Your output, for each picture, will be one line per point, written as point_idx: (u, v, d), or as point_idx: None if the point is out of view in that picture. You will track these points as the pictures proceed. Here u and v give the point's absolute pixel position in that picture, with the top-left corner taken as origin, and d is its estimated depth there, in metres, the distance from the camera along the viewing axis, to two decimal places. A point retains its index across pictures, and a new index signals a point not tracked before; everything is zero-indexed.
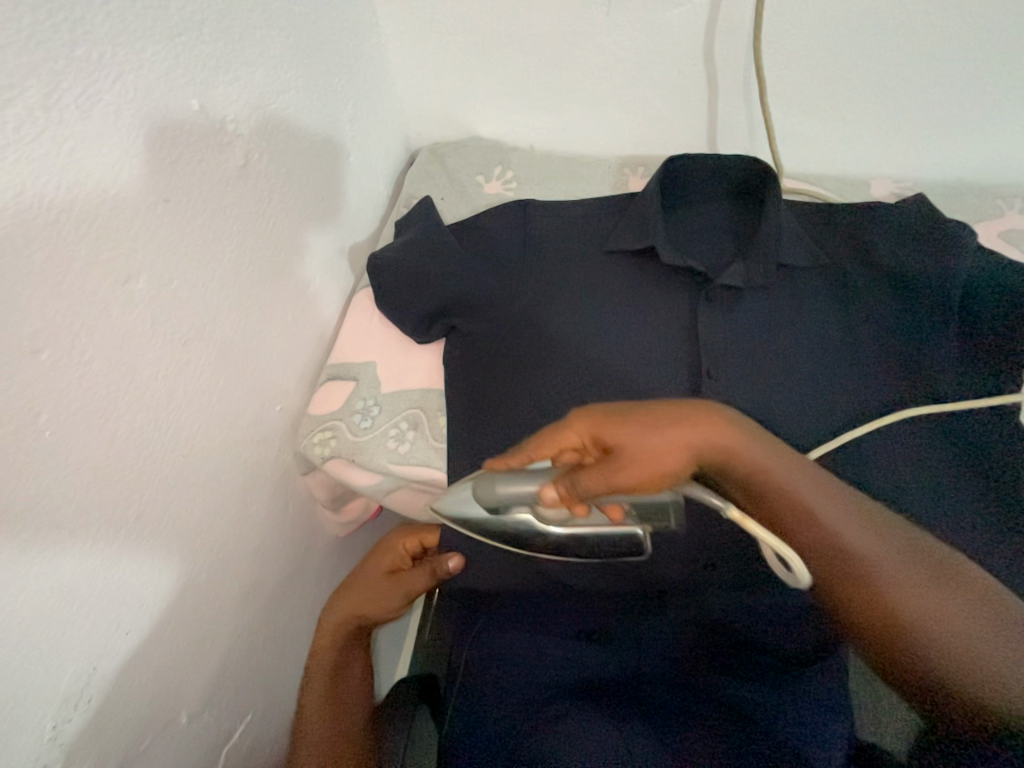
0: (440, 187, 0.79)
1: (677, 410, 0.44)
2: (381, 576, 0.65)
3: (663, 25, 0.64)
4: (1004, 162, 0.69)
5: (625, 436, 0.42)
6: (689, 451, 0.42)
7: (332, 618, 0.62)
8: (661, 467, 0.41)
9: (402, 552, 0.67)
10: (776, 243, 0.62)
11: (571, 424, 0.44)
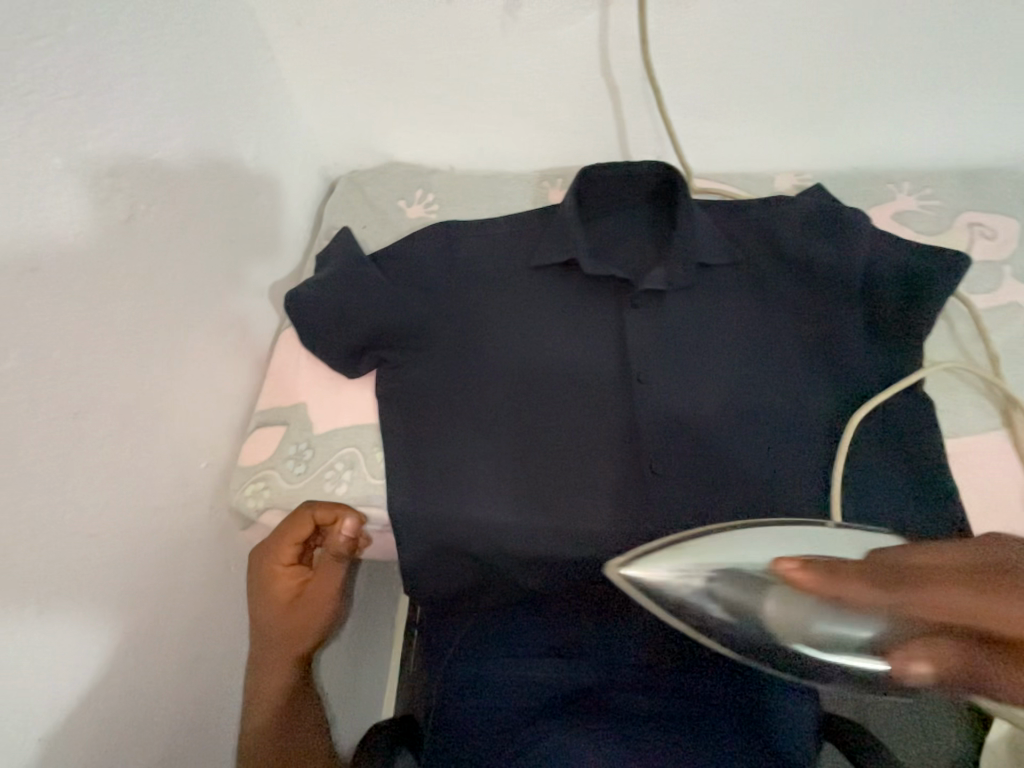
0: (361, 216, 0.78)
1: None
2: (280, 595, 0.57)
3: (558, 42, 0.65)
4: (891, 150, 0.73)
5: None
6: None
7: (264, 663, 0.57)
8: None
9: (286, 560, 0.57)
10: (691, 244, 0.64)
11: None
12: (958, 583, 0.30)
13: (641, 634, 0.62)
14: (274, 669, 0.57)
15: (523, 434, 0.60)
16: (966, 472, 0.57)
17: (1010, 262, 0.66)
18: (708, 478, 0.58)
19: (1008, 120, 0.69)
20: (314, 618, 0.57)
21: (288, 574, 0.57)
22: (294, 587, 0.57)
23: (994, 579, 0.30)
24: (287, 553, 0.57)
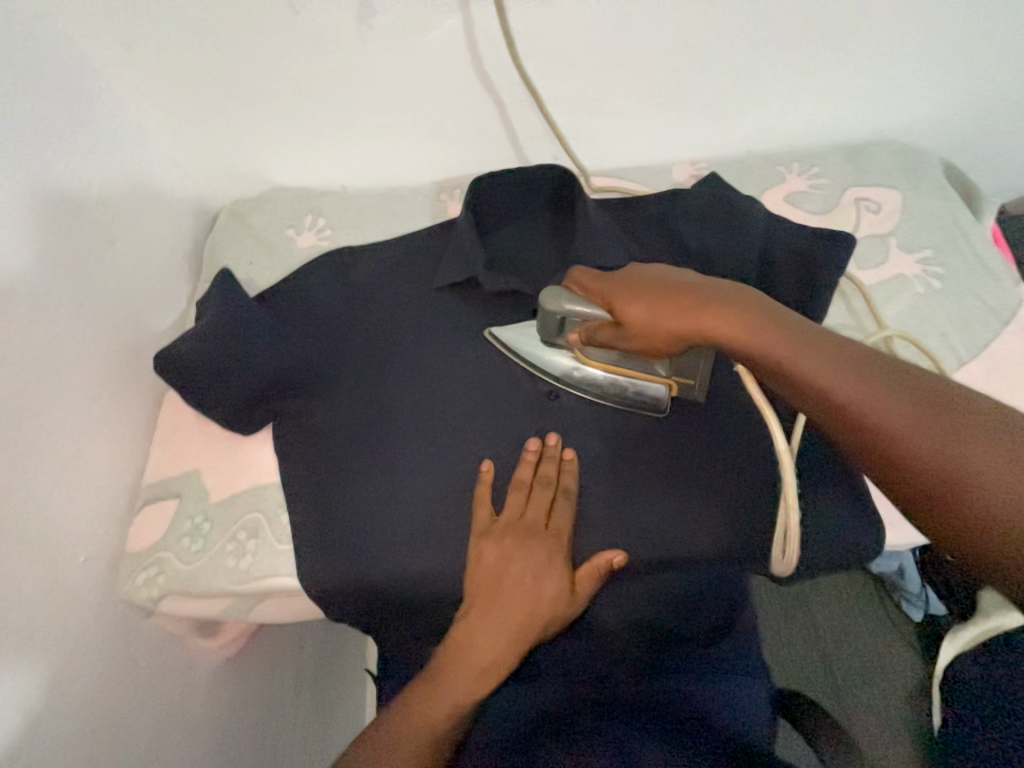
0: (246, 250, 0.72)
1: (679, 288, 0.47)
2: (544, 584, 0.53)
3: (427, 49, 0.60)
4: (778, 132, 0.74)
5: (633, 310, 0.47)
6: (669, 321, 0.46)
7: (489, 632, 0.51)
8: (632, 300, 0.48)
9: (565, 547, 0.54)
10: (592, 249, 0.62)
11: (624, 281, 0.49)
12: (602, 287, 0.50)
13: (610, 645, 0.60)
14: (488, 651, 0.51)
15: (438, 465, 0.57)
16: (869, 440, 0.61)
17: (895, 234, 0.68)
18: (627, 488, 0.57)
19: (881, 94, 0.70)
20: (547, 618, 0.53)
21: (566, 568, 0.53)
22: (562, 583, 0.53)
23: (614, 280, 0.50)
24: (551, 526, 0.54)
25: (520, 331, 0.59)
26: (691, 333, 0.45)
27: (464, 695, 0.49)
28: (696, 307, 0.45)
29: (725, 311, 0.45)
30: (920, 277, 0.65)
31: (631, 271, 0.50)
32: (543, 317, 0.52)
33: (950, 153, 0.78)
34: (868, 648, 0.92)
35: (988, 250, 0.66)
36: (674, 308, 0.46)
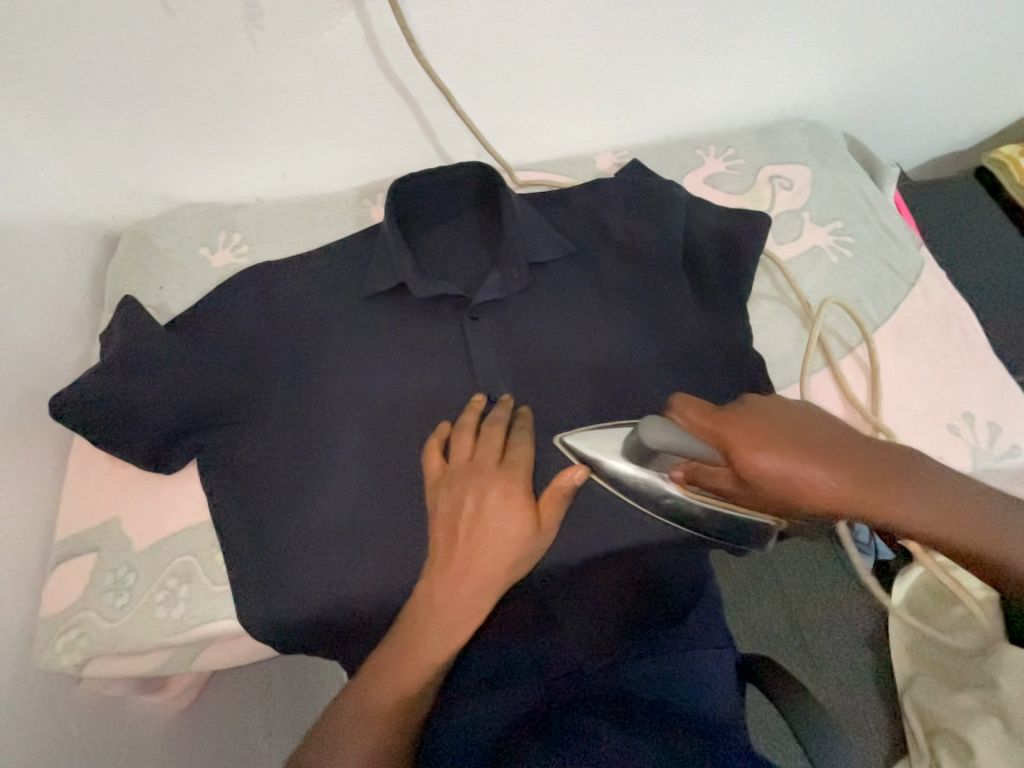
0: (154, 274, 0.67)
1: (810, 440, 0.38)
2: (502, 519, 0.47)
3: (326, 49, 0.57)
4: (694, 115, 0.75)
5: (761, 465, 0.38)
6: (819, 488, 0.38)
7: (453, 583, 0.46)
8: (761, 455, 0.38)
9: (523, 477, 0.50)
10: (520, 245, 0.61)
11: (740, 422, 0.39)
12: (713, 425, 0.40)
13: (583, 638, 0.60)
14: (448, 613, 0.45)
15: (379, 486, 0.55)
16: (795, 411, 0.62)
17: (808, 208, 0.71)
18: None
19: (785, 73, 0.73)
20: (518, 556, 0.47)
21: (526, 498, 0.48)
22: (527, 514, 0.48)
23: (726, 417, 0.40)
24: (505, 462, 0.51)
25: (600, 443, 0.47)
26: (832, 500, 0.38)
27: (432, 658, 0.45)
28: (832, 463, 0.38)
29: (887, 477, 0.38)
30: (833, 247, 0.69)
31: (750, 407, 0.41)
32: (637, 441, 0.42)
33: (853, 127, 0.82)
34: (827, 602, 0.96)
35: (891, 218, 0.70)
36: (828, 474, 0.38)
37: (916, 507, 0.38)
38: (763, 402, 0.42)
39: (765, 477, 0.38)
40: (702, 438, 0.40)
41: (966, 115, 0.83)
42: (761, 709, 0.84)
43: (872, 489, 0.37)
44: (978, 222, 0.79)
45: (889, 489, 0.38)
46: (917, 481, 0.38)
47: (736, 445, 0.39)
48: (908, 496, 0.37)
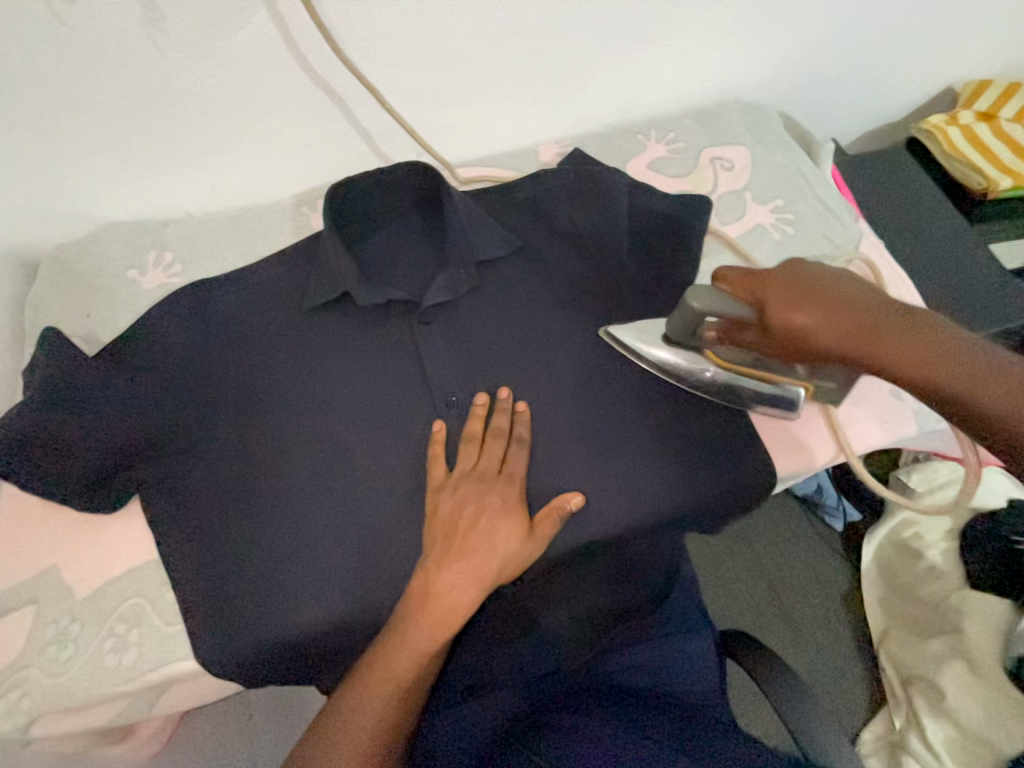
0: (79, 302, 0.63)
1: (840, 291, 0.40)
2: (501, 528, 0.51)
3: (239, 53, 0.55)
4: (635, 100, 0.75)
5: (789, 310, 0.40)
6: (843, 340, 0.39)
7: (450, 576, 0.48)
8: (790, 299, 0.40)
9: (519, 489, 0.53)
10: (466, 244, 0.59)
11: (775, 279, 0.42)
12: (747, 280, 0.43)
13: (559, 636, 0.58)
14: (445, 602, 0.47)
15: (335, 505, 0.53)
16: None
17: (749, 187, 0.72)
18: (539, 481, 0.57)
19: (722, 54, 0.73)
20: (510, 562, 0.51)
21: (523, 511, 0.52)
22: (521, 524, 0.52)
23: (761, 276, 0.43)
24: (504, 472, 0.54)
25: (647, 337, 0.56)
26: (855, 345, 0.39)
27: (425, 645, 0.46)
28: (857, 312, 0.39)
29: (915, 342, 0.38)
30: (775, 225, 0.70)
31: (795, 268, 0.43)
32: (682, 316, 0.48)
33: (789, 104, 0.84)
34: (805, 567, 0.97)
35: (828, 192, 0.72)
36: (848, 325, 0.39)
37: (938, 374, 0.37)
38: (814, 268, 0.43)
39: (788, 318, 0.40)
40: (741, 295, 0.44)
41: (895, 85, 0.86)
42: (741, 679, 0.87)
43: (894, 337, 0.38)
44: (911, 190, 0.82)
45: (916, 345, 0.38)
46: (944, 347, 0.37)
47: (768, 293, 0.42)
48: (937, 346, 0.37)
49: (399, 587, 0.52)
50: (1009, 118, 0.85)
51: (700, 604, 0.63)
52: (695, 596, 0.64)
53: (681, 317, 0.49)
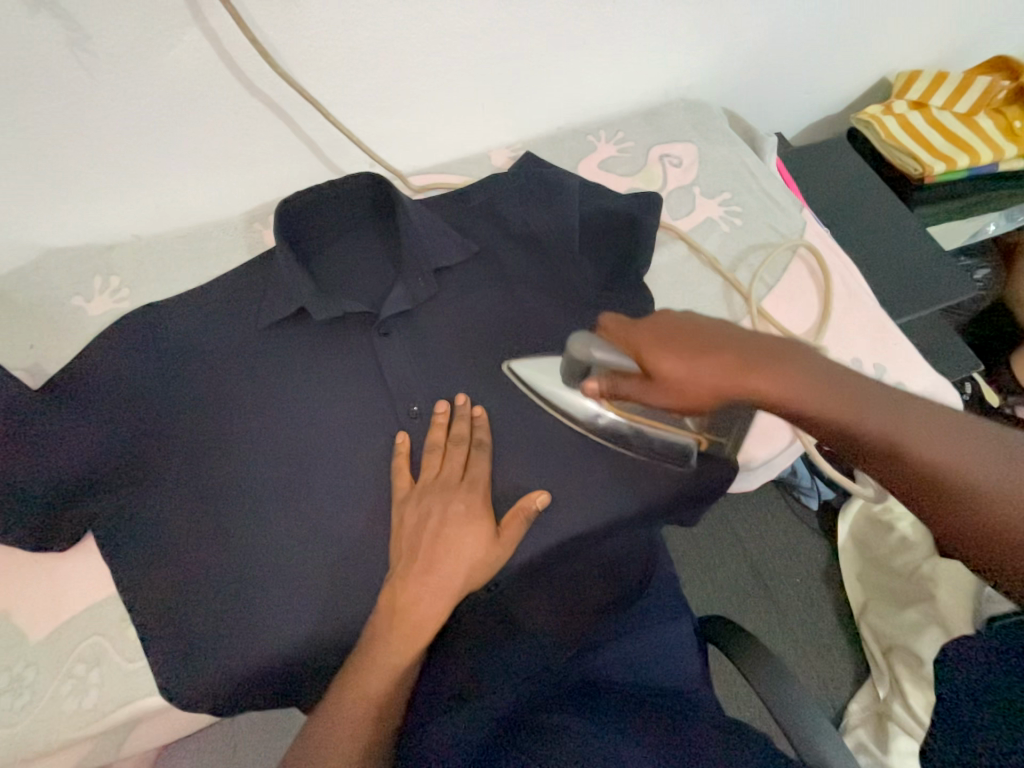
0: (22, 334, 0.61)
1: (712, 336, 0.40)
2: (467, 536, 0.51)
3: (172, 71, 0.54)
4: (583, 102, 0.76)
5: (665, 361, 0.40)
6: (722, 381, 0.39)
7: (417, 588, 0.48)
8: (665, 354, 0.40)
9: (484, 494, 0.53)
10: (421, 252, 0.59)
11: (649, 327, 0.41)
12: (623, 331, 0.42)
13: (537, 638, 0.57)
14: (415, 615, 0.47)
15: (299, 524, 0.52)
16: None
17: (697, 183, 0.74)
18: (507, 483, 0.57)
19: (663, 54, 0.74)
20: (477, 570, 0.51)
21: (488, 515, 0.52)
22: (487, 530, 0.52)
23: (637, 324, 0.42)
24: (467, 477, 0.54)
25: (545, 378, 0.56)
26: (735, 391, 0.39)
27: (396, 660, 0.46)
28: (728, 356, 0.39)
29: (797, 373, 0.39)
30: (724, 218, 0.72)
31: (666, 314, 0.42)
32: (570, 359, 0.48)
33: (733, 99, 0.86)
34: (782, 548, 0.99)
35: (773, 184, 0.75)
36: (727, 369, 0.39)
37: (817, 406, 0.38)
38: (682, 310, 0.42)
39: (665, 372, 0.40)
40: (620, 347, 0.43)
41: (832, 78, 0.89)
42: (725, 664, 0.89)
43: (768, 380, 0.39)
44: (853, 178, 0.86)
45: (793, 382, 0.39)
46: (814, 383, 0.39)
47: (644, 343, 0.41)
48: (812, 382, 0.39)
49: (368, 603, 0.51)
50: (939, 105, 0.90)
51: (676, 593, 0.64)
52: (672, 585, 0.64)
53: (569, 364, 0.49)
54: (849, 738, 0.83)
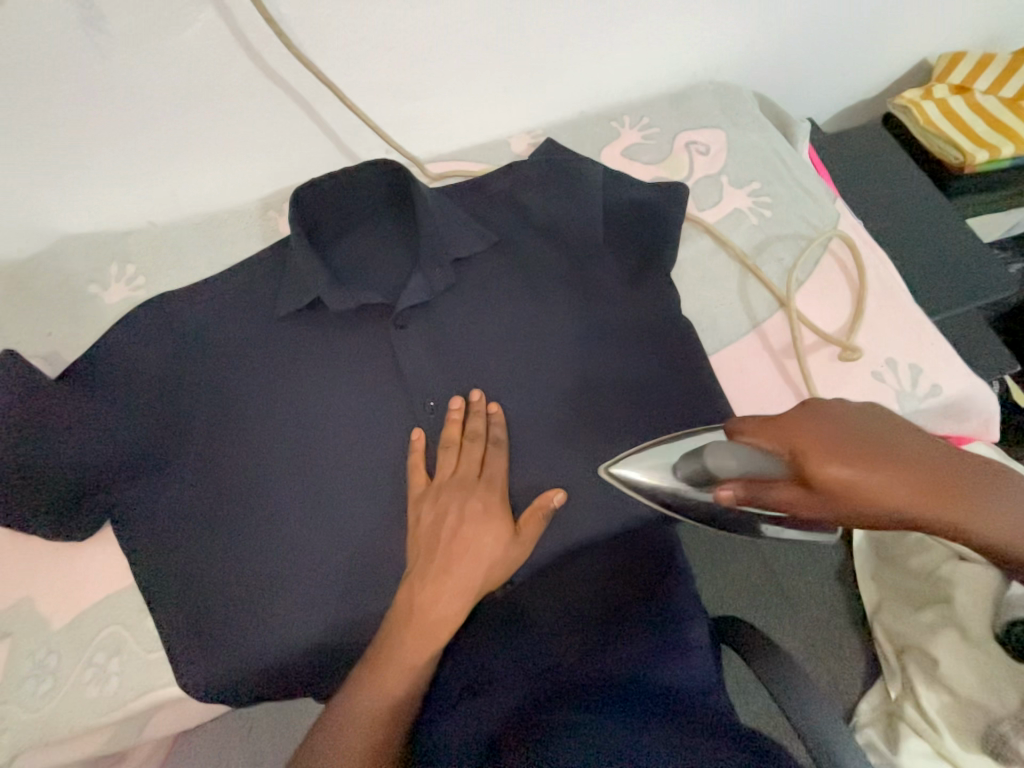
0: (39, 322, 0.61)
1: (886, 446, 0.38)
2: (484, 534, 0.51)
3: (187, 52, 0.52)
4: (607, 85, 0.73)
5: (834, 474, 0.38)
6: (898, 496, 0.38)
7: (433, 586, 0.48)
8: (837, 468, 0.38)
9: (501, 492, 0.53)
10: (439, 242, 0.57)
11: (818, 433, 0.39)
12: (790, 435, 0.40)
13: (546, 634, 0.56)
14: (431, 614, 0.47)
15: (315, 521, 0.52)
16: (726, 378, 0.62)
17: (725, 172, 0.71)
18: (524, 482, 0.56)
19: (693, 35, 0.71)
20: (497, 569, 0.50)
21: (506, 514, 0.52)
22: (505, 529, 0.51)
23: (803, 426, 0.40)
24: (484, 476, 0.53)
25: (655, 471, 0.49)
26: (905, 511, 0.38)
27: (413, 661, 0.46)
28: (907, 472, 0.38)
29: (978, 496, 0.38)
30: (753, 209, 0.69)
31: (830, 414, 0.40)
32: (701, 467, 0.46)
33: (764, 83, 0.83)
34: (800, 547, 0.97)
35: (805, 174, 0.71)
36: (906, 485, 0.37)
37: (993, 531, 0.38)
38: (848, 408, 0.41)
39: (831, 484, 0.38)
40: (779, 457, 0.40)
41: (870, 60, 0.85)
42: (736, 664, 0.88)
43: (943, 504, 0.38)
44: (889, 167, 0.82)
45: (972, 500, 0.38)
46: (994, 500, 0.38)
47: (811, 454, 0.39)
48: (994, 501, 0.38)
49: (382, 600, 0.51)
50: (983, 90, 0.85)
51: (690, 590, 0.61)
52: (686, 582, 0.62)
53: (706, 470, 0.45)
54: (858, 736, 0.81)
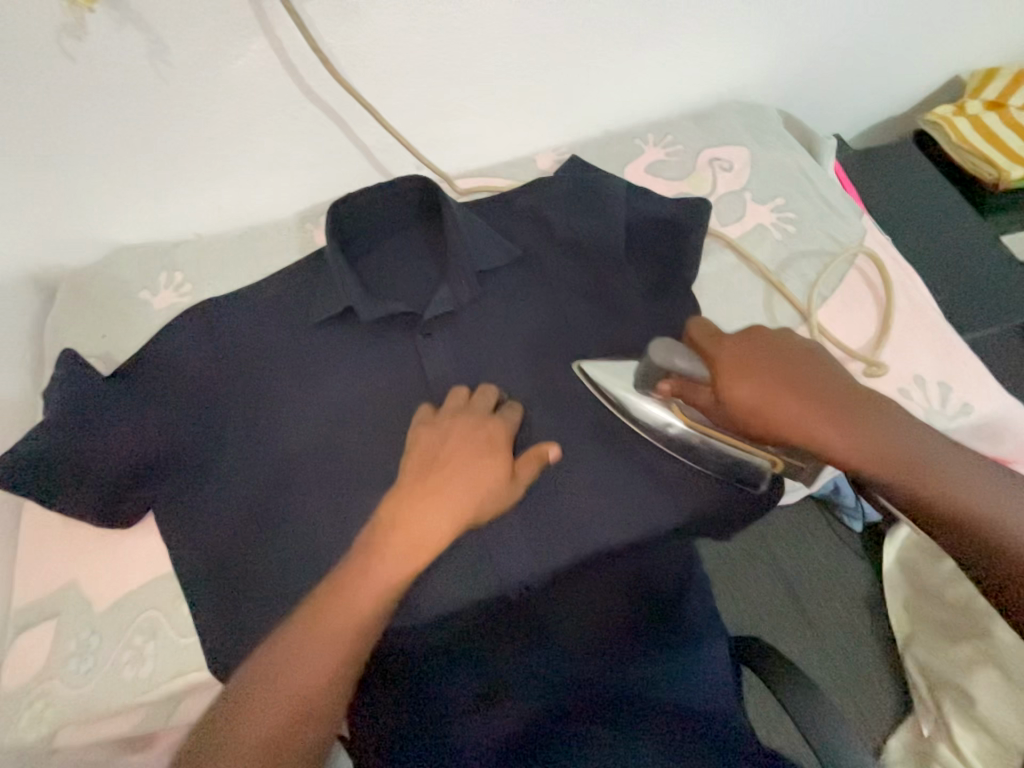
0: (95, 324, 0.65)
1: (789, 369, 0.44)
2: (483, 464, 0.49)
3: (239, 79, 0.56)
4: (631, 105, 0.75)
5: (739, 387, 0.44)
6: (793, 415, 0.43)
7: (426, 508, 0.45)
8: (739, 380, 0.44)
9: (506, 435, 0.52)
10: (466, 255, 0.60)
11: (731, 352, 0.46)
12: (711, 350, 0.47)
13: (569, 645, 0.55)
14: (418, 535, 0.44)
15: (341, 519, 0.54)
16: None
17: (749, 188, 0.72)
18: (543, 489, 0.57)
19: (718, 55, 0.72)
20: (488, 497, 0.48)
21: (506, 451, 0.50)
22: (502, 462, 0.50)
23: (725, 343, 0.47)
24: (493, 420, 0.52)
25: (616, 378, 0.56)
26: (798, 432, 0.43)
27: (390, 581, 0.43)
28: (805, 395, 0.43)
29: (874, 429, 0.42)
30: (776, 225, 0.69)
31: (754, 336, 0.47)
32: (648, 363, 0.50)
33: (789, 101, 0.83)
34: (825, 569, 0.95)
35: (830, 190, 0.71)
36: (802, 404, 0.43)
37: (890, 465, 0.42)
38: (773, 335, 0.47)
39: (734, 396, 0.44)
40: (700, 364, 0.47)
41: (899, 77, 0.84)
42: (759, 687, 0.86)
43: (835, 429, 0.43)
44: (919, 184, 0.81)
45: (864, 428, 0.43)
46: (892, 432, 0.42)
47: (724, 365, 0.45)
48: (894, 435, 0.42)
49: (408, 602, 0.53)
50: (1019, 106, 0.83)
51: (712, 609, 0.61)
52: (708, 601, 0.62)
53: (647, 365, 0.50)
54: None
